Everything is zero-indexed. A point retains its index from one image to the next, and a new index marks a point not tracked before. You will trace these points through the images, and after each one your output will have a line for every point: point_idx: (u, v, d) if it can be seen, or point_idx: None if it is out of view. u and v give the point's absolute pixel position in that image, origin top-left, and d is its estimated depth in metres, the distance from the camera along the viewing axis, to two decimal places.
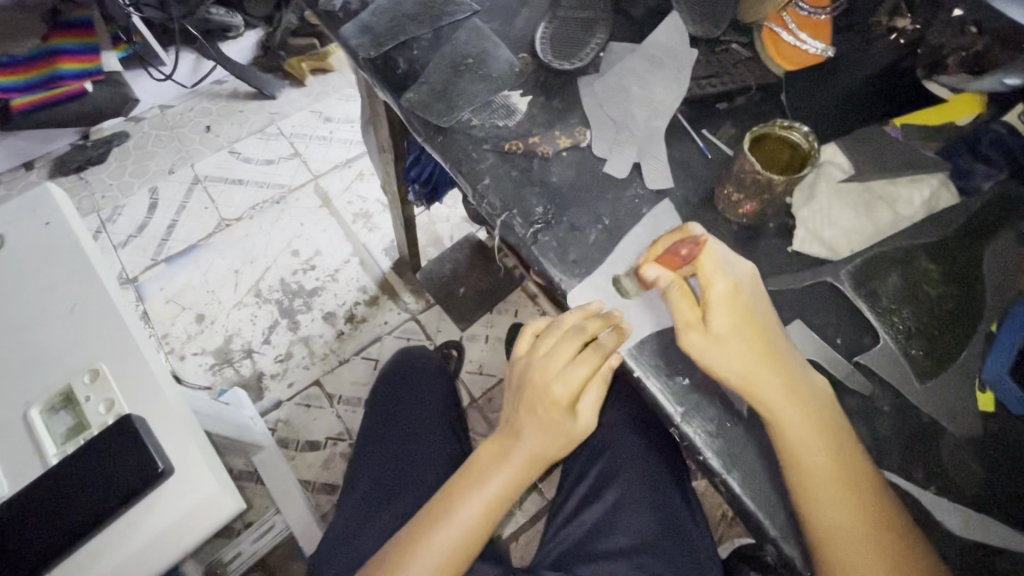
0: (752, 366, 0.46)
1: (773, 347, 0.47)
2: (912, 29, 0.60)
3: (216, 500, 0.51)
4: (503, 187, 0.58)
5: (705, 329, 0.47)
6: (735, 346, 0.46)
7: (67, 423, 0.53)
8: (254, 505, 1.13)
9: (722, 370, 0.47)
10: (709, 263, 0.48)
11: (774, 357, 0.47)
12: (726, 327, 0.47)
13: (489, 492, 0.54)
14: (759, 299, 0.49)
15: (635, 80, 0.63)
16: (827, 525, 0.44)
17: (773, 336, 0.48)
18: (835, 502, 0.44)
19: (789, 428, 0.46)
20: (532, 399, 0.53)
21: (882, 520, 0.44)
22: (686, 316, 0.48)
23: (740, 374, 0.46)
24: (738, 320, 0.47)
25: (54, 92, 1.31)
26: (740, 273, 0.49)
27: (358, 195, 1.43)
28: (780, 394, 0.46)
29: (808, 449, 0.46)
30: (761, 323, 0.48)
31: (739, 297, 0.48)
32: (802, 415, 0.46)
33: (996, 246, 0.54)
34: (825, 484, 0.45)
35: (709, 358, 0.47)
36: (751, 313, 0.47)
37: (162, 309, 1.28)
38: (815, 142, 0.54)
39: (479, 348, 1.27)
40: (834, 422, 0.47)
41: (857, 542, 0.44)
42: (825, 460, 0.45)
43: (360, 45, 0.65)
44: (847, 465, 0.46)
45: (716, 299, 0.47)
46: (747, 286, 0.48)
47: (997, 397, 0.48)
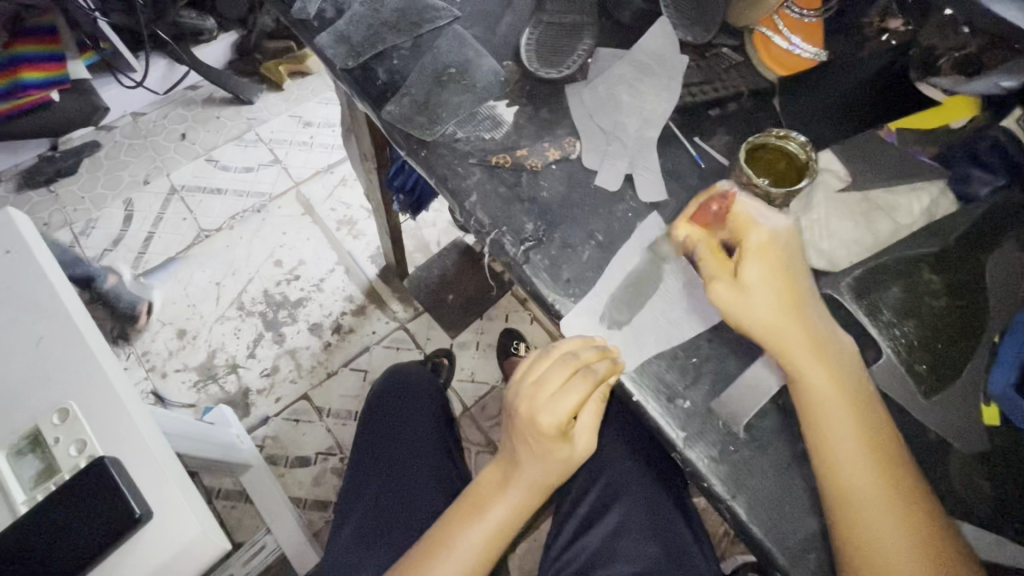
0: (786, 338, 0.46)
1: (810, 326, 0.46)
2: (904, 29, 0.60)
3: (199, 544, 0.46)
4: (491, 204, 0.56)
5: (736, 281, 0.47)
6: (765, 300, 0.46)
7: (35, 466, 0.48)
8: (243, 525, 1.09)
9: (755, 317, 0.46)
10: (741, 213, 0.49)
11: (810, 335, 0.46)
12: (757, 277, 0.47)
13: (490, 523, 0.52)
14: (793, 253, 0.49)
15: (625, 88, 0.61)
16: (860, 522, 0.43)
17: (808, 312, 0.47)
18: (869, 499, 0.43)
19: (823, 421, 0.45)
20: (524, 429, 0.50)
21: (918, 519, 0.43)
22: (714, 270, 0.48)
23: (766, 327, 0.46)
24: (770, 275, 0.47)
25: (15, 103, 1.23)
26: (778, 224, 0.49)
27: (342, 201, 1.39)
28: (813, 364, 0.46)
29: (844, 443, 0.44)
30: (793, 277, 0.48)
31: (775, 245, 0.48)
32: (839, 405, 0.45)
33: (1001, 252, 0.52)
34: (859, 480, 0.44)
35: (738, 308, 0.47)
36: (785, 263, 0.48)
37: (142, 325, 1.24)
38: (813, 152, 0.53)
39: (471, 356, 1.25)
40: (874, 415, 0.45)
41: (887, 520, 0.43)
42: (862, 456, 0.44)
43: (337, 55, 0.62)
44: (880, 440, 0.45)
45: (750, 248, 0.47)
46: (784, 237, 0.48)
47: (1002, 411, 0.48)
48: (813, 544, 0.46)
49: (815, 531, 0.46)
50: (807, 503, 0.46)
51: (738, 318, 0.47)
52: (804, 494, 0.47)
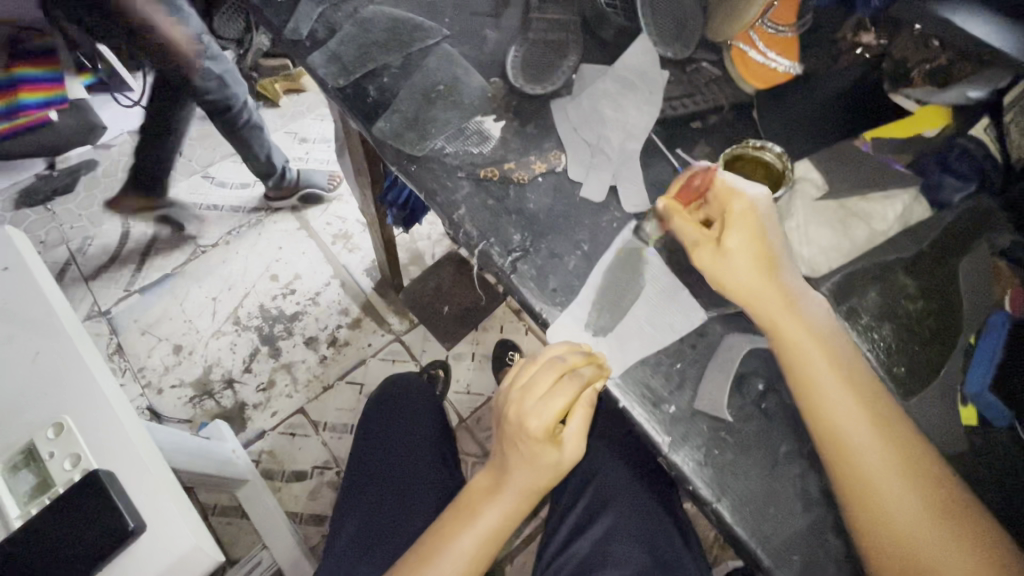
0: (765, 300, 0.48)
1: (785, 284, 0.48)
2: (876, 45, 0.63)
3: (192, 558, 0.47)
4: (480, 216, 0.57)
5: (717, 246, 0.50)
6: (745, 263, 0.48)
7: (30, 481, 0.49)
8: (239, 541, 1.09)
9: (732, 282, 0.49)
10: (722, 187, 0.50)
11: (785, 295, 0.48)
12: (738, 242, 0.49)
13: (479, 531, 0.52)
14: (774, 224, 0.50)
15: (609, 102, 0.62)
16: (866, 483, 0.44)
17: (786, 269, 0.49)
18: (873, 457, 0.44)
19: (816, 387, 0.46)
20: (513, 435, 0.51)
21: (922, 470, 0.44)
22: (694, 237, 0.51)
23: (745, 287, 0.48)
24: (750, 238, 0.49)
25: (15, 123, 1.24)
26: (759, 192, 0.50)
27: (337, 216, 1.41)
28: (811, 345, 0.47)
29: (840, 403, 0.46)
30: (774, 247, 0.49)
31: (755, 215, 0.49)
32: (829, 370, 0.47)
33: (970, 257, 0.54)
34: (860, 441, 0.45)
35: (718, 272, 0.49)
36: (762, 232, 0.49)
37: (138, 342, 1.24)
38: (787, 161, 0.57)
39: (466, 367, 1.26)
40: (862, 376, 0.47)
41: (904, 497, 0.43)
42: (859, 418, 0.45)
43: (329, 75, 0.64)
44: (884, 417, 0.45)
45: (732, 217, 0.49)
46: (764, 205, 0.50)
47: (979, 411, 0.49)
48: (797, 544, 0.47)
49: (798, 531, 0.47)
50: (791, 505, 0.48)
51: (718, 279, 0.50)
52: (787, 495, 0.48)
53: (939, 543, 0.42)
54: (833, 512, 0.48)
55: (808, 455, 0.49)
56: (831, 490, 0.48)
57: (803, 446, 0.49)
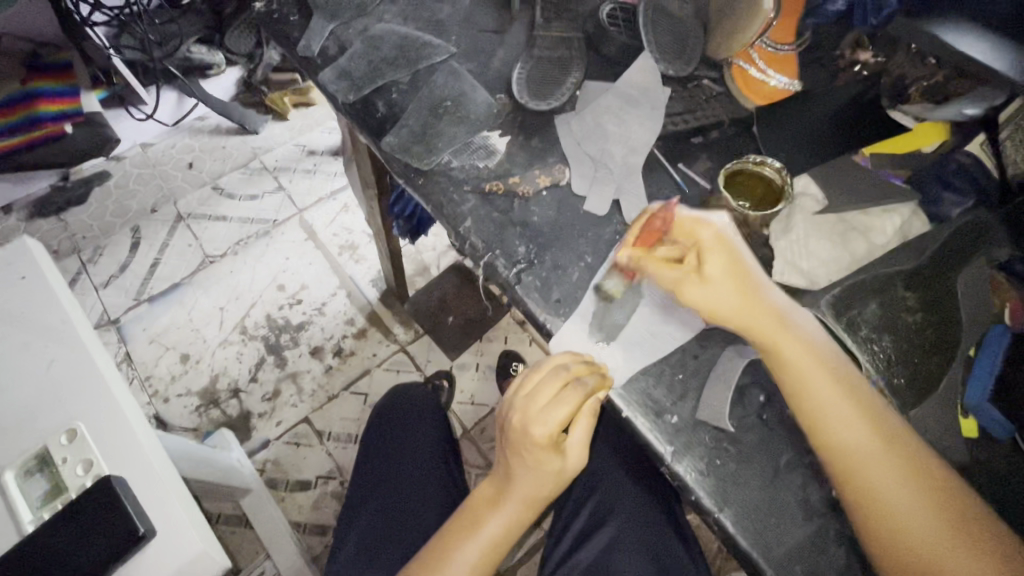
0: (753, 318, 0.49)
1: (769, 301, 0.49)
2: (875, 61, 0.64)
3: (201, 562, 0.47)
4: (485, 228, 0.59)
5: (700, 277, 0.50)
6: (728, 289, 0.49)
7: (43, 487, 0.49)
8: (242, 550, 1.09)
9: (722, 309, 0.49)
10: (685, 222, 0.51)
11: (772, 309, 0.49)
12: (716, 268, 0.49)
13: (483, 540, 0.53)
14: (743, 247, 0.52)
15: (611, 117, 0.64)
16: (865, 485, 0.45)
17: (768, 286, 0.50)
18: (874, 463, 0.45)
19: (812, 397, 0.47)
20: (517, 442, 0.52)
21: (922, 473, 0.44)
22: (673, 279, 0.50)
23: (735, 313, 0.49)
24: (727, 264, 0.50)
25: (30, 136, 1.30)
26: (718, 219, 0.52)
27: (344, 227, 1.42)
28: (801, 356, 0.48)
29: (835, 407, 0.46)
30: (750, 267, 0.50)
31: (726, 241, 0.50)
32: (825, 380, 0.47)
33: (971, 269, 0.55)
34: (857, 442, 0.45)
35: (708, 302, 0.49)
36: (738, 257, 0.50)
37: (147, 350, 1.26)
38: (787, 176, 0.58)
39: (470, 377, 1.26)
40: (855, 380, 0.47)
41: (906, 497, 0.44)
42: (858, 425, 0.46)
43: (339, 90, 0.66)
44: (880, 420, 0.46)
45: (705, 247, 0.50)
46: (728, 231, 0.51)
47: (979, 423, 0.50)
48: (799, 554, 0.47)
49: (800, 541, 0.47)
50: (793, 515, 0.48)
51: (711, 310, 0.49)
52: (788, 504, 0.48)
53: (942, 544, 0.43)
54: (836, 522, 0.48)
55: (812, 465, 0.49)
56: (833, 500, 0.48)
57: (804, 456, 0.50)
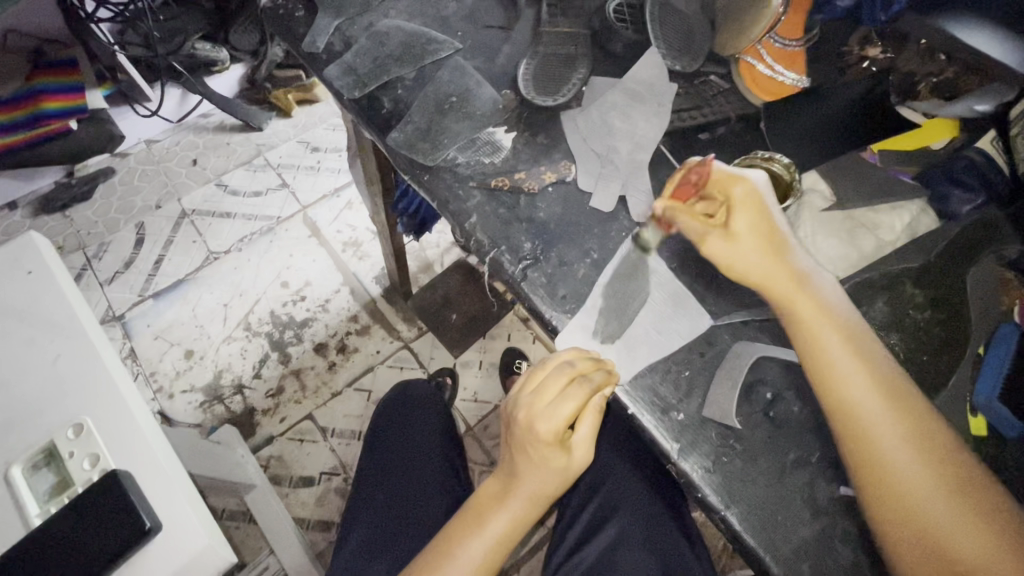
0: (775, 280, 0.49)
1: (794, 264, 0.49)
2: (883, 58, 0.63)
3: (207, 556, 0.47)
4: (491, 224, 0.59)
5: (727, 234, 0.50)
6: (753, 249, 0.49)
7: (50, 480, 0.49)
8: (246, 546, 1.09)
9: (744, 266, 0.50)
10: (718, 177, 0.50)
11: (796, 275, 0.49)
12: (745, 226, 0.49)
13: (488, 537, 0.53)
14: (776, 207, 0.51)
15: (617, 114, 0.64)
16: (880, 458, 0.44)
17: (795, 250, 0.50)
18: (892, 441, 0.44)
19: (831, 367, 0.46)
20: (522, 440, 0.52)
21: (942, 454, 0.43)
22: (700, 231, 0.50)
23: (757, 273, 0.49)
24: (757, 223, 0.49)
25: (36, 132, 1.31)
26: (756, 175, 0.50)
27: (348, 223, 1.42)
28: (821, 321, 0.48)
29: (851, 378, 0.46)
30: (778, 230, 0.50)
31: (757, 199, 0.49)
32: (846, 350, 0.47)
33: (979, 266, 0.54)
34: (872, 414, 0.45)
35: (729, 257, 0.50)
36: (768, 216, 0.49)
37: (151, 347, 1.26)
38: (796, 173, 0.57)
39: (473, 374, 1.26)
40: (876, 352, 0.47)
41: (922, 473, 0.43)
42: (877, 400, 0.45)
43: (344, 86, 0.66)
44: (899, 394, 0.45)
45: (736, 204, 0.49)
46: (763, 189, 0.50)
47: (989, 421, 0.49)
48: (805, 552, 0.47)
49: (807, 538, 0.47)
50: (799, 512, 0.48)
51: (729, 265, 0.50)
52: (795, 502, 0.48)
53: (957, 524, 0.42)
54: (843, 520, 0.48)
55: (818, 462, 0.49)
56: (840, 498, 0.48)
57: (811, 453, 0.50)
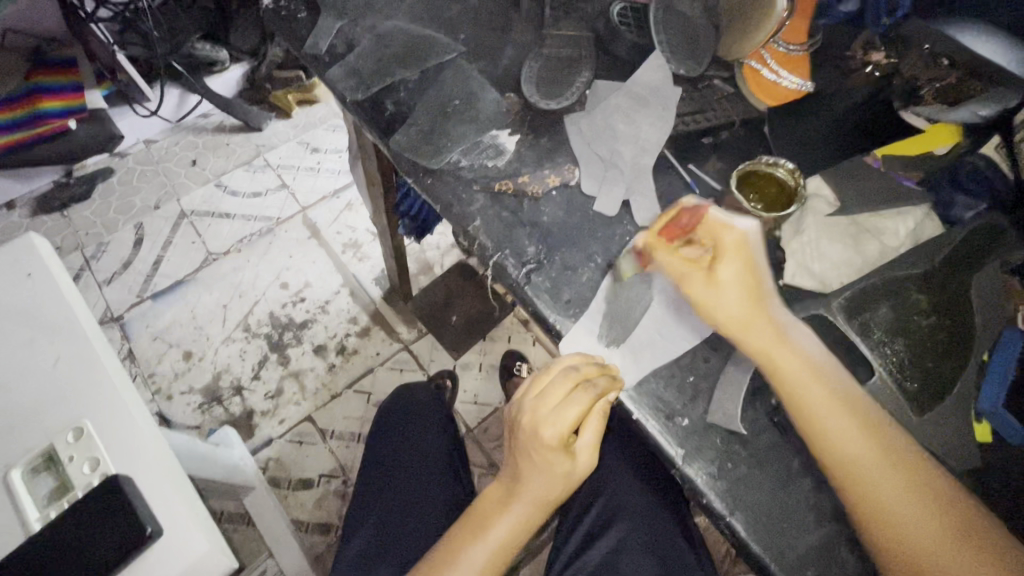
0: (753, 322, 0.49)
1: (773, 318, 0.49)
2: (886, 62, 0.62)
3: (209, 561, 0.47)
4: (494, 228, 0.58)
5: (710, 278, 0.50)
6: (735, 296, 0.49)
7: (50, 485, 0.49)
8: (246, 548, 1.09)
9: (725, 314, 0.50)
10: (707, 224, 0.51)
11: (776, 329, 0.49)
12: (729, 274, 0.50)
13: (490, 542, 0.52)
14: (761, 256, 0.51)
15: (621, 118, 0.64)
16: (858, 481, 0.45)
17: (772, 295, 0.51)
18: (887, 489, 0.44)
19: (820, 423, 0.46)
20: (527, 444, 0.52)
21: (936, 496, 0.44)
22: (681, 272, 0.51)
23: (737, 320, 0.49)
24: (740, 272, 0.50)
25: (36, 132, 1.28)
26: (750, 225, 0.51)
27: (348, 224, 1.42)
28: (792, 357, 0.48)
29: (823, 407, 0.46)
30: (760, 276, 0.50)
31: (745, 248, 0.50)
32: (829, 397, 0.47)
33: (983, 273, 0.54)
34: (845, 440, 0.45)
35: (709, 303, 0.50)
36: (753, 265, 0.50)
37: (149, 348, 1.26)
38: (800, 178, 0.57)
39: (473, 377, 1.26)
40: (844, 381, 0.48)
41: (900, 494, 0.44)
42: (869, 449, 0.45)
43: (347, 88, 0.66)
44: (869, 419, 0.46)
45: (722, 251, 0.50)
46: (752, 238, 0.51)
47: (993, 427, 0.49)
48: (811, 558, 0.46)
49: (811, 544, 0.47)
50: (804, 519, 0.48)
51: (707, 311, 0.50)
52: (800, 509, 0.48)
53: (940, 543, 0.42)
54: (847, 527, 0.48)
55: (822, 470, 0.49)
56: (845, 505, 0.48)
57: (815, 460, 0.49)
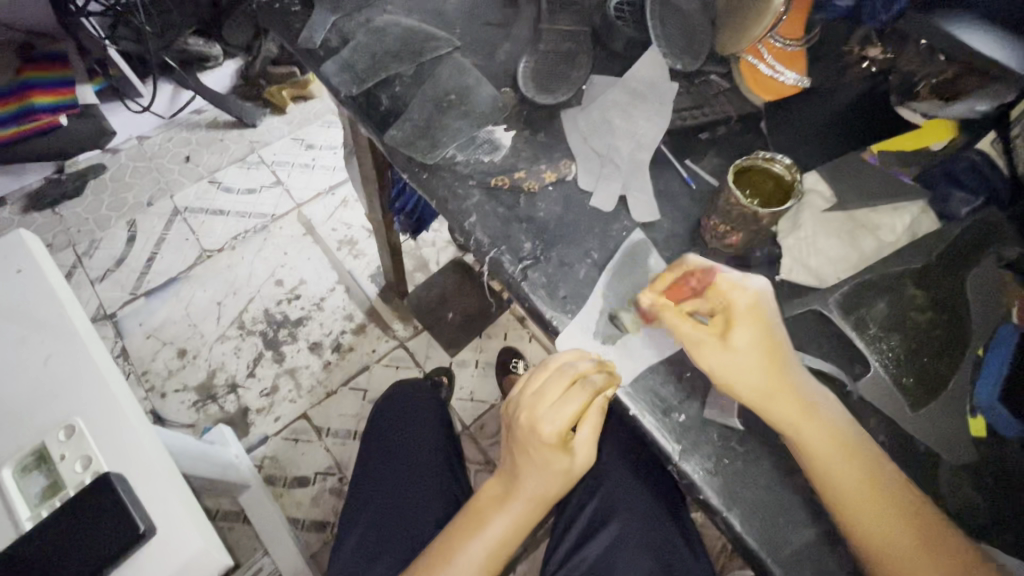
0: (770, 394, 0.47)
1: (796, 389, 0.47)
2: (882, 58, 0.63)
3: (202, 560, 0.46)
4: (490, 224, 0.58)
5: (723, 345, 0.48)
6: (753, 364, 0.47)
7: (41, 483, 0.48)
8: (241, 546, 1.08)
9: (737, 383, 0.47)
10: (721, 288, 0.50)
11: (796, 400, 0.47)
12: (743, 341, 0.48)
13: (488, 539, 0.52)
14: (776, 321, 0.50)
15: (618, 113, 0.63)
16: (865, 534, 0.45)
17: (790, 362, 0.48)
18: (907, 560, 0.44)
19: (844, 499, 0.45)
20: (525, 440, 0.52)
21: (956, 562, 0.43)
22: (696, 338, 0.49)
23: (752, 390, 0.47)
24: (756, 338, 0.48)
25: (24, 127, 1.26)
26: (759, 285, 0.50)
27: (343, 221, 1.41)
28: (804, 419, 0.47)
29: (833, 462, 0.46)
30: (776, 341, 0.49)
31: (760, 311, 0.49)
32: (838, 454, 0.46)
33: (980, 268, 0.54)
34: (853, 494, 0.45)
35: (723, 372, 0.48)
36: (769, 331, 0.48)
37: (143, 346, 1.25)
38: (797, 172, 0.56)
39: (469, 374, 1.26)
40: (855, 435, 0.47)
41: (905, 547, 0.44)
42: (874, 503, 0.45)
43: (342, 83, 0.65)
44: (875, 472, 0.46)
45: (737, 314, 0.49)
46: (766, 301, 0.49)
47: (987, 421, 0.50)
48: (807, 554, 0.47)
49: (807, 540, 0.47)
50: (801, 514, 0.48)
51: (724, 380, 0.48)
52: (796, 505, 0.48)
53: None
54: (843, 522, 0.48)
55: None
56: None
57: None
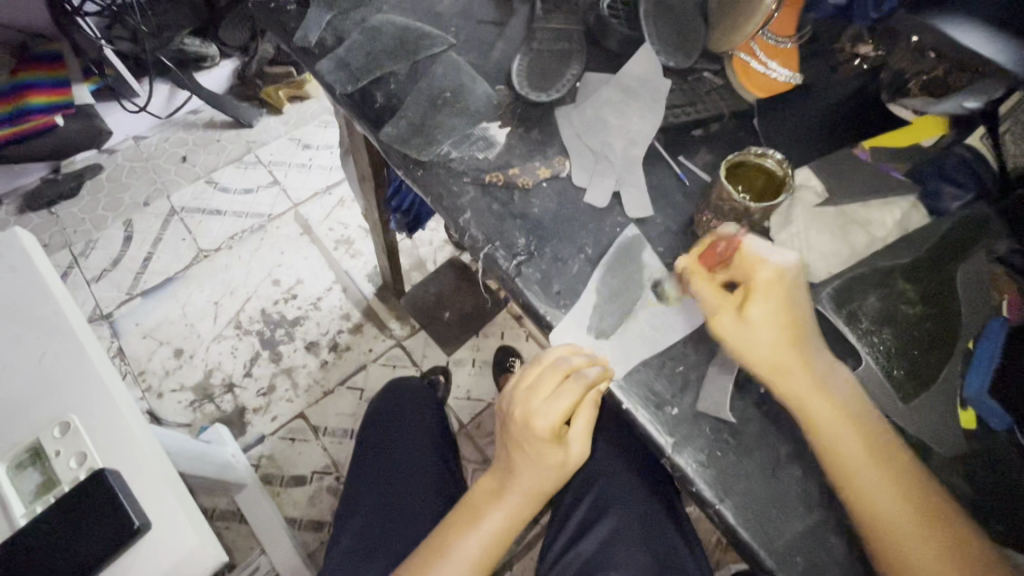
0: (785, 367, 0.48)
1: (812, 364, 0.48)
2: (874, 55, 0.64)
3: (196, 556, 0.46)
4: (485, 220, 0.58)
5: (739, 315, 0.49)
6: (770, 338, 0.48)
7: (36, 479, 0.48)
8: (238, 546, 1.08)
9: (749, 353, 0.49)
10: (745, 257, 0.50)
11: (813, 377, 0.48)
12: (760, 314, 0.48)
13: (483, 535, 0.52)
14: (801, 294, 0.50)
15: (611, 110, 0.64)
16: (873, 511, 0.45)
17: (810, 338, 0.49)
18: (912, 539, 0.44)
19: (854, 478, 0.46)
20: (519, 435, 0.52)
21: (960, 545, 0.44)
22: (714, 305, 0.51)
23: (766, 362, 0.48)
24: (775, 310, 0.48)
25: (19, 127, 1.26)
26: (787, 259, 0.50)
27: (340, 221, 1.41)
28: (819, 397, 0.47)
29: (843, 439, 0.47)
30: (800, 316, 0.49)
31: (780, 284, 0.49)
32: (848, 430, 0.47)
33: (969, 262, 0.55)
34: (861, 470, 0.46)
35: (740, 342, 0.49)
36: (791, 304, 0.49)
37: (139, 346, 1.25)
38: (789, 168, 0.57)
39: (466, 372, 1.26)
40: (865, 413, 0.48)
41: (910, 524, 0.44)
42: (882, 478, 0.45)
43: (337, 81, 0.65)
44: (882, 448, 0.47)
45: (757, 287, 0.49)
46: (792, 273, 0.49)
47: (978, 414, 0.50)
48: (800, 545, 0.47)
49: (800, 532, 0.47)
50: (794, 506, 0.48)
51: (737, 349, 0.49)
52: (789, 497, 0.48)
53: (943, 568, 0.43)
54: (836, 514, 0.48)
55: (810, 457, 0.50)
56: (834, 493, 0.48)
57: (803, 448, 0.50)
